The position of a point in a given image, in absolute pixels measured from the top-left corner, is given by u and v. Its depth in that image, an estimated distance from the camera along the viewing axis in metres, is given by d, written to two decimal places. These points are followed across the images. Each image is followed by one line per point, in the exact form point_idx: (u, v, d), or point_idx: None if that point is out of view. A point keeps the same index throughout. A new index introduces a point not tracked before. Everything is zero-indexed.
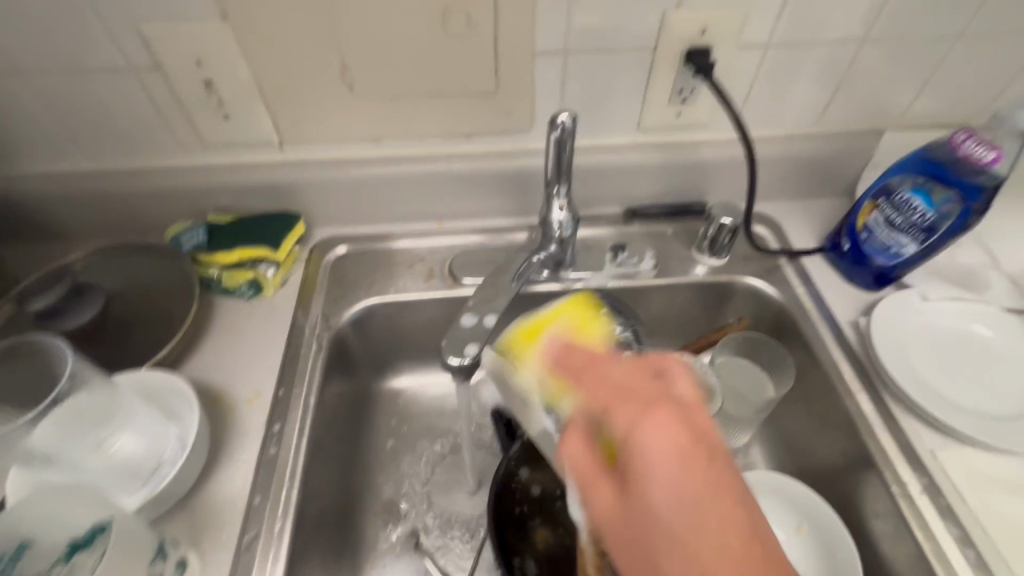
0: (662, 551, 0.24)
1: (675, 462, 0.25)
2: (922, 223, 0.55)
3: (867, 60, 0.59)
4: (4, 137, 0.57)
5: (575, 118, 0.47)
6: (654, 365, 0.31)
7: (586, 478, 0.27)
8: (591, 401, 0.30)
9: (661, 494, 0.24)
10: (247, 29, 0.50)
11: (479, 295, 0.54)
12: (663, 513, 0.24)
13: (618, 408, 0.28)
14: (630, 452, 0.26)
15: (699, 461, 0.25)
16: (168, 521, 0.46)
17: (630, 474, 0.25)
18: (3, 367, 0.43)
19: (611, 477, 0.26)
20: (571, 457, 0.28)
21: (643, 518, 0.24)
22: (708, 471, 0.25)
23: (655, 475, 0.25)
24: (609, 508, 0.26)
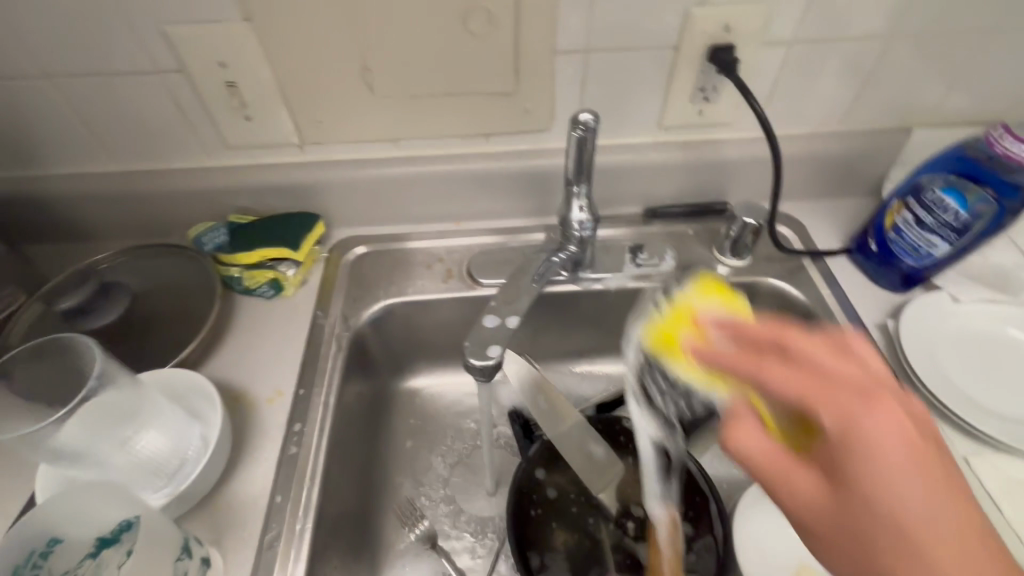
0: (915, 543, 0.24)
1: (901, 454, 0.24)
2: (954, 223, 0.53)
3: (897, 55, 0.57)
4: (32, 139, 0.58)
5: (597, 117, 0.47)
6: (779, 330, 0.30)
7: (781, 465, 0.27)
8: (774, 382, 0.28)
9: (880, 487, 0.24)
10: (270, 30, 0.50)
11: (501, 296, 0.53)
12: (901, 499, 0.24)
13: (834, 401, 0.26)
14: (854, 446, 0.25)
15: (931, 452, 0.25)
16: (191, 519, 0.46)
17: (841, 466, 0.25)
18: (34, 364, 0.44)
19: (811, 466, 0.27)
20: (745, 443, 0.28)
21: (873, 509, 0.24)
22: (938, 459, 0.25)
23: (889, 462, 0.24)
24: (817, 500, 0.26)
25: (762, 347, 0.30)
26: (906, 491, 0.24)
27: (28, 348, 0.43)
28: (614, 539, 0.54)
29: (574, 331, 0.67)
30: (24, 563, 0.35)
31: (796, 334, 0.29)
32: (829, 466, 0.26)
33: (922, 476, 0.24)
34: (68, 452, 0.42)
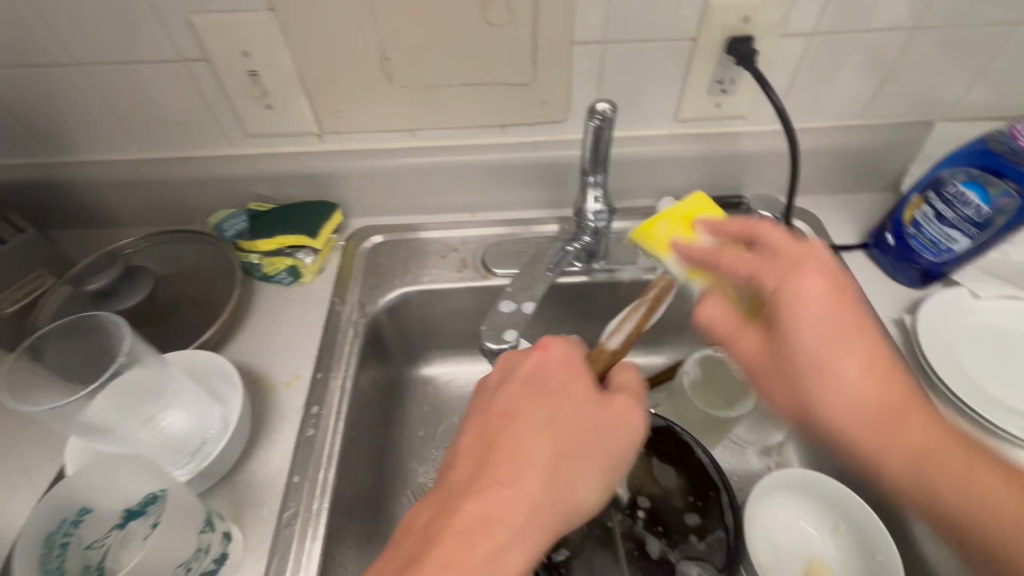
0: (829, 386, 0.36)
1: (826, 302, 0.36)
2: (976, 218, 0.52)
3: (919, 48, 0.57)
4: (60, 126, 0.60)
5: (615, 107, 0.47)
6: (759, 224, 0.41)
7: (731, 330, 0.42)
8: (733, 266, 0.42)
9: (812, 339, 0.36)
10: (293, 20, 0.51)
11: (516, 283, 0.54)
12: (804, 325, 0.36)
13: (781, 274, 0.38)
14: (782, 290, 0.38)
15: (846, 302, 0.36)
16: (213, 495, 0.47)
17: (774, 315, 0.38)
18: (64, 342, 0.46)
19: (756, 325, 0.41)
20: (710, 312, 0.43)
21: (781, 337, 0.38)
22: (850, 312, 0.36)
23: (814, 309, 0.36)
24: (752, 345, 0.41)
25: (735, 257, 0.42)
26: (815, 326, 0.36)
27: (59, 327, 0.45)
28: (626, 528, 0.53)
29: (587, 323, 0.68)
30: (57, 528, 0.37)
31: (728, 255, 0.43)
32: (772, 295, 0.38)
33: (840, 322, 0.36)
34: (99, 426, 0.43)
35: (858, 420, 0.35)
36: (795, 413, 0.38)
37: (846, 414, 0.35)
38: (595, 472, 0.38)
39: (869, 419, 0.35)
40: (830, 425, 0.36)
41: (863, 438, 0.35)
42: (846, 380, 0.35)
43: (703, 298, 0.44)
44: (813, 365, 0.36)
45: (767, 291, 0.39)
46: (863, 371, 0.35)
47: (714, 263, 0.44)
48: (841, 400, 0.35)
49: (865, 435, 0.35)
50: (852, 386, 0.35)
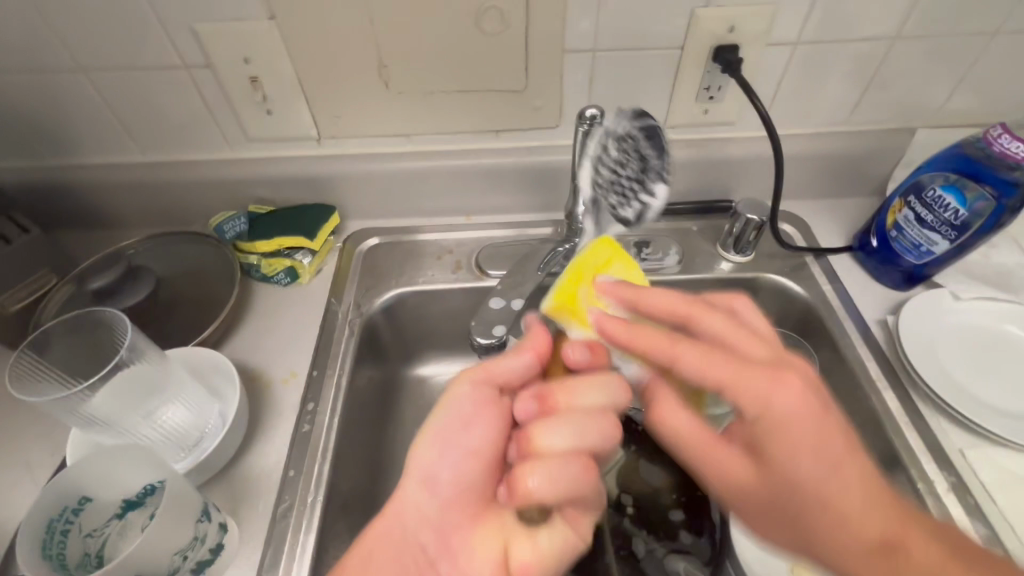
0: (806, 493, 0.32)
1: (807, 421, 0.31)
2: (954, 221, 0.54)
3: (900, 56, 0.59)
4: (67, 130, 0.61)
5: (603, 112, 0.49)
6: (691, 310, 0.38)
7: (704, 443, 0.35)
8: (670, 425, 0.36)
9: (807, 472, 0.31)
10: (293, 28, 0.53)
11: (506, 281, 0.56)
12: (797, 465, 0.32)
13: (732, 372, 0.33)
14: (767, 415, 0.32)
15: (813, 429, 0.31)
16: (210, 488, 0.48)
17: (765, 443, 0.32)
18: (69, 337, 0.47)
19: (728, 447, 0.34)
20: (674, 421, 0.36)
21: (779, 468, 0.32)
22: (823, 442, 0.31)
23: (787, 433, 0.31)
24: (722, 455, 0.34)
25: (680, 314, 0.39)
26: (812, 462, 0.31)
27: (64, 323, 0.46)
28: (614, 524, 0.53)
29: None
30: (58, 517, 0.38)
31: (688, 349, 0.34)
32: (740, 408, 0.33)
33: (820, 446, 0.31)
34: (99, 419, 0.44)
35: (850, 547, 0.32)
36: (804, 550, 0.34)
37: (839, 543, 0.32)
38: (424, 442, 0.39)
39: (860, 539, 0.31)
40: (818, 543, 0.33)
41: (864, 547, 0.31)
42: (832, 499, 0.31)
43: (653, 396, 0.37)
44: (800, 501, 0.32)
45: (750, 421, 0.33)
46: (845, 496, 0.31)
47: (619, 336, 0.38)
48: (801, 508, 0.32)
49: (861, 565, 0.31)
50: (774, 536, 0.35)
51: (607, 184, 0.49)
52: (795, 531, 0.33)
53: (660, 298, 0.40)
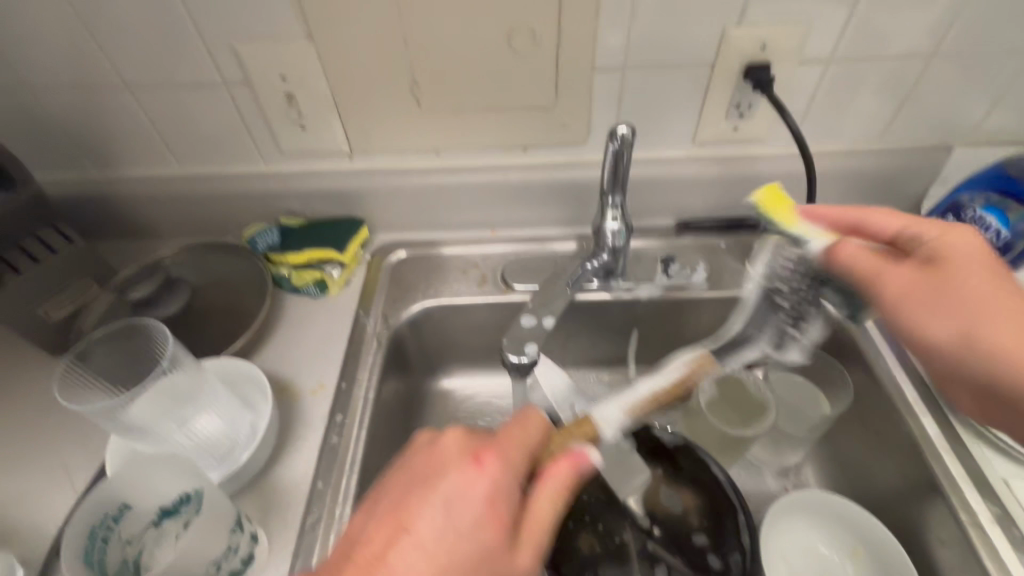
0: (983, 294, 0.38)
1: (969, 250, 0.39)
2: (996, 242, 0.52)
3: (936, 74, 0.58)
4: (110, 144, 0.64)
5: (634, 130, 0.49)
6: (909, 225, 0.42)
7: (905, 287, 0.41)
8: (880, 223, 0.44)
9: (976, 291, 0.38)
10: (329, 47, 0.55)
11: (537, 299, 0.56)
12: (972, 280, 0.38)
13: (903, 218, 0.43)
14: (941, 246, 0.40)
15: (1001, 272, 0.38)
16: (241, 498, 0.49)
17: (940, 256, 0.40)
18: (111, 347, 0.48)
19: (900, 267, 0.41)
20: (849, 253, 0.43)
21: (959, 280, 0.38)
22: (1004, 281, 0.38)
23: (974, 259, 0.39)
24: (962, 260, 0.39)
25: (846, 216, 0.45)
26: (988, 289, 0.38)
27: (106, 332, 0.47)
28: (642, 545, 0.53)
29: (605, 339, 0.69)
30: (98, 525, 0.39)
31: (874, 211, 0.45)
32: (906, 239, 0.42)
33: (993, 271, 0.38)
34: (138, 425, 0.45)
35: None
36: (958, 342, 0.38)
37: (1017, 352, 0.36)
38: None
39: (1021, 336, 0.37)
40: (991, 352, 0.37)
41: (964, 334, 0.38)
42: (981, 298, 0.38)
43: (834, 250, 0.44)
44: (978, 308, 0.38)
45: (925, 245, 0.41)
46: (996, 311, 0.37)
47: (823, 216, 0.47)
48: (999, 311, 0.37)
49: (1016, 369, 0.36)
50: (934, 322, 0.39)
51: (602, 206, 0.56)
52: (966, 328, 0.38)
53: (835, 208, 0.47)
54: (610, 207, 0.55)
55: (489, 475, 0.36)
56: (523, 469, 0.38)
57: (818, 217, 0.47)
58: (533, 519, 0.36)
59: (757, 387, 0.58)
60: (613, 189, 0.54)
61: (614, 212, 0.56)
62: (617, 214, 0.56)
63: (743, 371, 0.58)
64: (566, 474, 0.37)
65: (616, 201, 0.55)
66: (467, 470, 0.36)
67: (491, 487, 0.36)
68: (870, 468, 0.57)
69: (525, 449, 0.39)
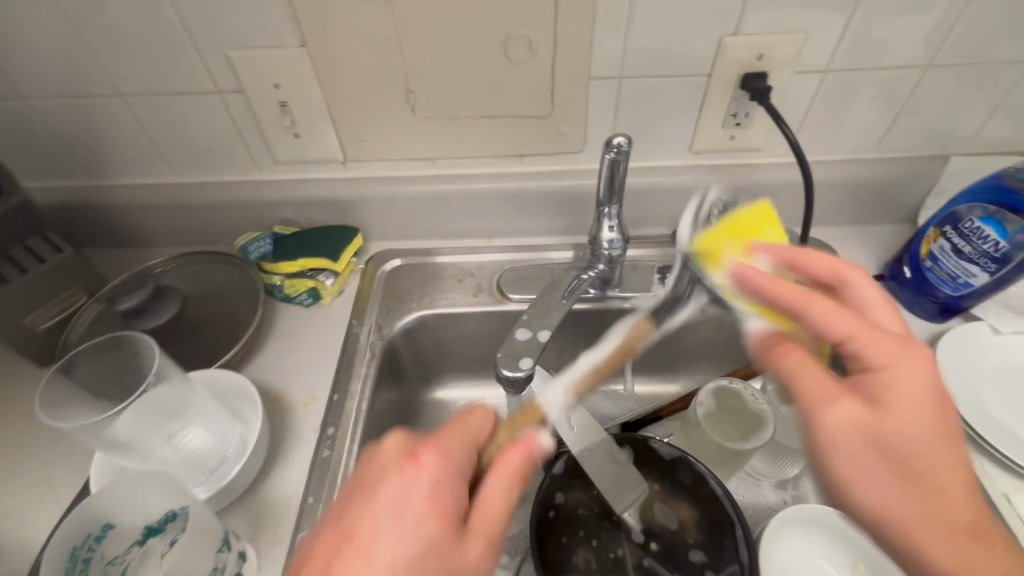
0: (906, 448, 0.33)
1: (925, 396, 0.33)
2: (993, 252, 0.52)
3: (932, 84, 0.58)
4: (100, 151, 0.63)
5: (630, 140, 0.48)
6: (864, 332, 0.35)
7: (814, 397, 0.35)
8: (821, 319, 0.37)
9: (904, 437, 0.33)
10: (322, 55, 0.54)
11: (532, 310, 0.54)
12: (913, 432, 0.33)
13: (864, 331, 0.35)
14: (882, 382, 0.34)
15: (939, 418, 0.33)
16: (230, 514, 0.48)
17: (887, 402, 0.33)
18: (96, 360, 0.47)
19: (845, 398, 0.34)
20: (790, 363, 0.38)
21: (891, 428, 0.33)
22: (933, 414, 0.33)
23: (906, 388, 0.33)
24: (905, 429, 0.33)
25: (797, 305, 0.38)
26: (920, 414, 0.33)
27: (90, 345, 0.46)
28: (638, 560, 0.52)
29: None
30: (81, 545, 0.38)
31: (819, 305, 0.37)
32: (868, 393, 0.34)
33: (926, 411, 0.33)
34: (122, 441, 0.43)
35: (937, 531, 0.32)
36: (903, 532, 0.33)
37: (915, 534, 0.33)
38: None
39: (945, 535, 0.32)
40: (910, 528, 0.33)
41: (912, 525, 0.33)
42: (917, 452, 0.32)
43: (777, 353, 0.39)
44: (927, 474, 0.32)
45: (869, 375, 0.34)
46: (925, 455, 0.32)
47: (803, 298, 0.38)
48: (921, 481, 0.32)
49: (947, 546, 0.32)
50: (894, 500, 0.33)
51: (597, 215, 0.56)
52: (885, 494, 0.33)
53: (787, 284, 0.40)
54: (605, 216, 0.55)
55: (428, 470, 0.35)
56: (467, 463, 0.38)
57: (752, 287, 0.42)
58: (485, 503, 0.36)
59: (755, 399, 0.57)
60: (609, 199, 0.53)
61: (610, 222, 0.56)
62: (614, 225, 0.56)
63: (739, 383, 0.58)
64: (522, 457, 0.38)
65: (612, 210, 0.55)
66: (406, 467, 0.35)
67: (435, 481, 0.35)
68: None
69: (465, 441, 0.39)
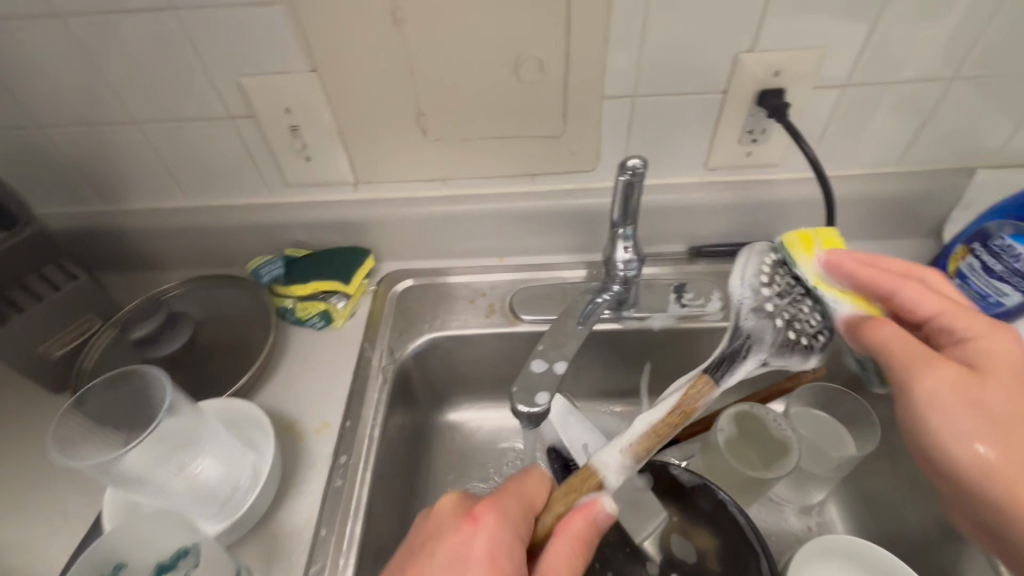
0: (946, 432, 0.34)
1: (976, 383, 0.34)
2: None
3: (957, 97, 0.56)
4: (114, 177, 0.63)
5: (645, 162, 0.47)
6: (903, 346, 0.37)
7: (945, 402, 0.34)
8: (913, 300, 0.40)
9: (945, 426, 0.34)
10: (333, 80, 0.54)
11: (548, 340, 0.52)
12: (995, 392, 0.34)
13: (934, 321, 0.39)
14: (981, 357, 0.35)
15: (972, 379, 0.34)
16: (242, 547, 0.48)
17: (987, 369, 0.35)
18: (109, 392, 0.46)
19: (947, 363, 0.35)
20: (881, 336, 0.39)
21: (919, 389, 0.35)
22: (965, 375, 0.35)
23: (939, 398, 0.35)
24: (947, 382, 0.35)
25: (911, 355, 0.36)
26: (963, 419, 0.34)
27: (106, 378, 0.45)
28: None
29: (616, 370, 0.67)
30: None
31: (911, 286, 0.40)
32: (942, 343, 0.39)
33: (958, 380, 0.35)
34: (135, 477, 0.43)
35: (991, 468, 0.33)
36: (1000, 483, 0.33)
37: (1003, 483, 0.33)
38: None
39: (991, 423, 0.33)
40: (1004, 475, 0.33)
41: (999, 469, 0.33)
42: (1000, 420, 0.33)
43: (869, 327, 0.40)
44: (1014, 428, 0.33)
45: (955, 342, 0.38)
46: (994, 410, 0.33)
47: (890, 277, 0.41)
48: (1006, 470, 0.33)
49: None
50: (981, 445, 0.33)
51: (612, 237, 0.55)
52: (1003, 466, 0.33)
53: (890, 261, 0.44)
54: (620, 237, 0.54)
55: (486, 531, 0.37)
56: (524, 523, 0.39)
57: (844, 273, 0.44)
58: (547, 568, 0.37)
59: (776, 423, 0.55)
60: (624, 220, 0.52)
61: (626, 242, 0.54)
62: (630, 245, 0.55)
63: (760, 407, 0.56)
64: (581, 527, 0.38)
65: (629, 230, 0.53)
66: (462, 528, 0.37)
67: (491, 542, 0.36)
68: (899, 508, 0.54)
69: (524, 504, 0.40)
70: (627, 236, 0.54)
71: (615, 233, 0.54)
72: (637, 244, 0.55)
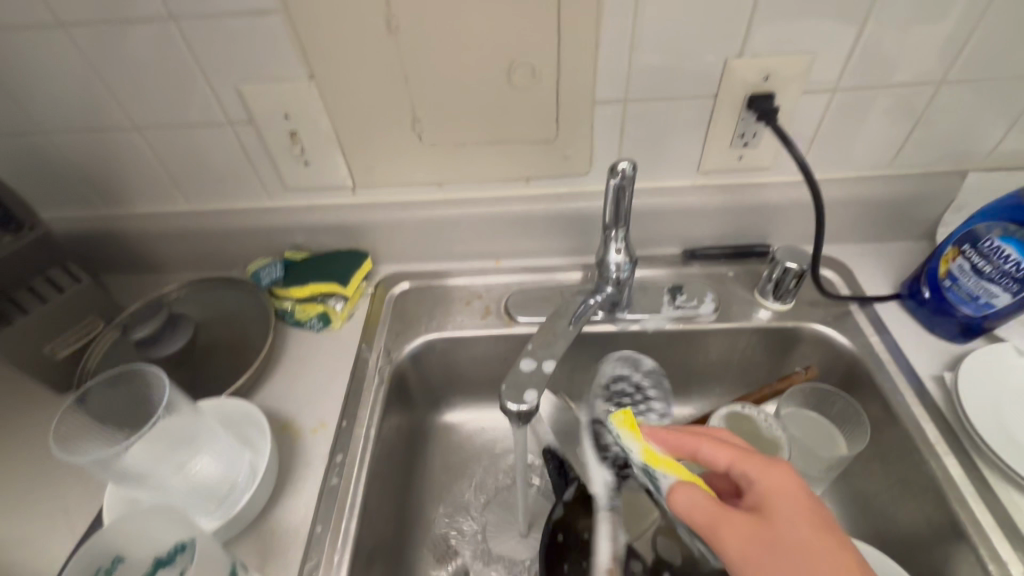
0: (795, 539, 0.34)
1: (803, 496, 0.36)
2: (1015, 273, 0.50)
3: (946, 99, 0.56)
4: (119, 182, 0.65)
5: (634, 165, 0.48)
6: (745, 459, 0.39)
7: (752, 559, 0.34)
8: (711, 455, 0.40)
9: (795, 536, 0.34)
10: (330, 87, 0.55)
11: (537, 340, 0.53)
12: (800, 532, 0.35)
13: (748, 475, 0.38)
14: (761, 489, 0.37)
15: (778, 521, 0.35)
16: (238, 543, 0.48)
17: (766, 512, 0.36)
18: (110, 391, 0.47)
19: (738, 519, 0.36)
20: (688, 498, 0.37)
21: (785, 525, 0.35)
22: (804, 509, 0.36)
23: (788, 494, 0.36)
24: (746, 536, 0.35)
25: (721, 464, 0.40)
26: (806, 530, 0.35)
27: (107, 375, 0.47)
28: None
29: None
30: None
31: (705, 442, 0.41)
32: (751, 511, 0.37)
33: (790, 509, 0.36)
34: (134, 473, 0.44)
35: None
36: None
37: None
38: None
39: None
40: None
41: None
42: (811, 550, 0.34)
43: (672, 493, 0.38)
44: (784, 534, 0.35)
45: (754, 488, 0.38)
46: (828, 554, 0.34)
47: (687, 441, 0.42)
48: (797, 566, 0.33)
49: None
50: None
51: (604, 241, 0.56)
52: None
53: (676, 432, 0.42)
54: (611, 240, 0.55)
55: None
56: None
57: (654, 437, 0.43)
58: None
59: (769, 425, 0.55)
60: (615, 224, 0.53)
61: (618, 245, 0.55)
62: (622, 249, 0.55)
63: (752, 408, 0.56)
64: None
65: (620, 235, 0.54)
66: None
67: None
68: (890, 509, 0.54)
69: None
70: (620, 241, 0.55)
71: (607, 239, 0.55)
72: (630, 248, 0.56)
